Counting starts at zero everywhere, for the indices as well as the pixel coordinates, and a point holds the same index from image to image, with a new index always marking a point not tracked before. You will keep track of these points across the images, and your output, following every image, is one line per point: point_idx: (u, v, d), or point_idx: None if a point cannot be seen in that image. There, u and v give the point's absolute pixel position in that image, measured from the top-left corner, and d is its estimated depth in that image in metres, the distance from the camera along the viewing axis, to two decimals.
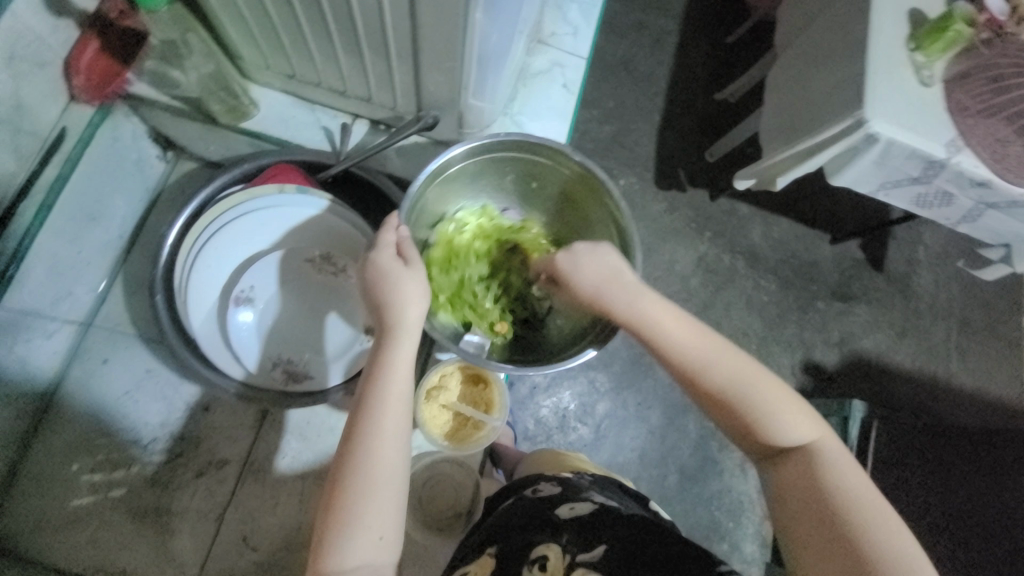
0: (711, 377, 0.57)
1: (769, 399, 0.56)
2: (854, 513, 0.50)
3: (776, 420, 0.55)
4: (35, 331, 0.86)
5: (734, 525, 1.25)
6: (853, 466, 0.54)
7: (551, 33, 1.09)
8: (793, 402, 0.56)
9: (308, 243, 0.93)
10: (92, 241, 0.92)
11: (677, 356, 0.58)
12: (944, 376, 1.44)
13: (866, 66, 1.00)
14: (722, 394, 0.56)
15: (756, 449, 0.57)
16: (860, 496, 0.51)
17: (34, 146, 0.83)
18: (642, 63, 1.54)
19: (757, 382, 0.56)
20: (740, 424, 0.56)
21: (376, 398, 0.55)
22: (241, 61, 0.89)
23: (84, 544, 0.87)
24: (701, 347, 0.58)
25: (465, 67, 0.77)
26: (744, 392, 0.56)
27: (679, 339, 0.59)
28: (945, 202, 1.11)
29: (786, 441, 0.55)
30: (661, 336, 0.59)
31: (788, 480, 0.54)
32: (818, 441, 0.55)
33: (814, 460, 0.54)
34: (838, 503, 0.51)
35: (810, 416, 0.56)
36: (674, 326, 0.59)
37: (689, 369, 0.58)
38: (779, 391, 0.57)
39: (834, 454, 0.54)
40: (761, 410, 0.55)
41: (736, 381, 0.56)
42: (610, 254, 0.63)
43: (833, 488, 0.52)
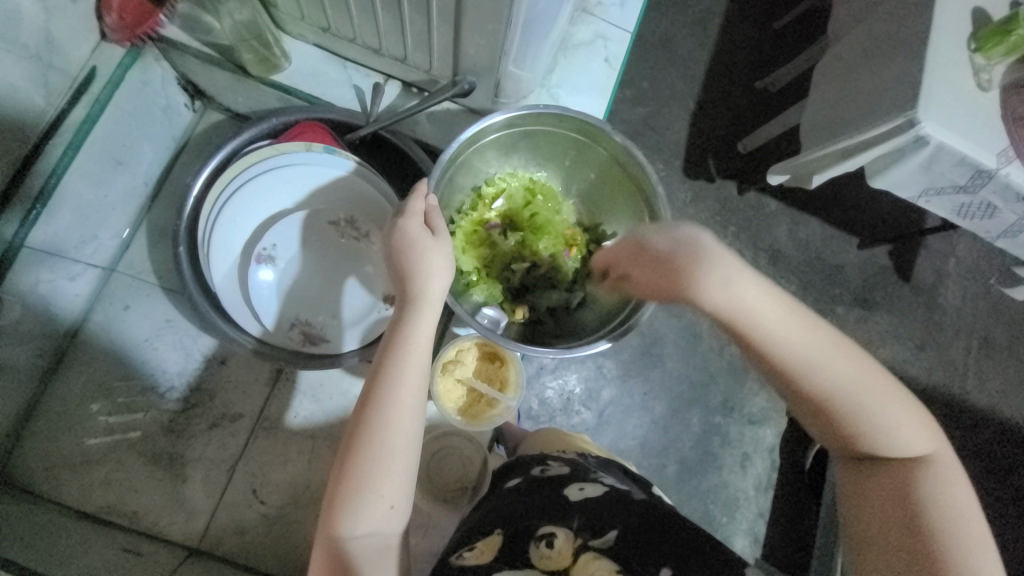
0: (832, 384, 0.51)
1: (886, 408, 0.52)
2: (957, 533, 0.48)
3: (891, 430, 0.52)
4: (60, 271, 0.86)
5: (728, 520, 1.25)
6: (960, 482, 0.52)
7: (597, 2, 1.03)
8: (909, 411, 0.53)
9: (332, 205, 0.92)
10: (117, 186, 0.92)
11: (793, 362, 0.51)
12: (959, 392, 1.41)
13: (925, 61, 0.94)
14: (837, 403, 0.52)
15: (855, 453, 0.54)
16: (966, 515, 0.50)
17: (64, 85, 0.81)
18: (682, 42, 1.46)
19: (880, 389, 0.52)
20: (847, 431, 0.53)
21: (397, 368, 0.54)
22: (276, 10, 0.86)
23: (99, 484, 0.89)
24: (831, 354, 0.51)
25: (508, 33, 0.73)
26: (863, 401, 0.52)
27: (805, 349, 0.51)
28: (988, 214, 1.06)
29: (896, 451, 0.52)
30: (782, 341, 0.51)
31: (884, 488, 0.52)
32: (931, 454, 0.53)
33: (923, 470, 0.52)
34: (943, 520, 0.49)
35: (923, 426, 0.53)
36: (796, 330, 0.51)
37: (807, 373, 0.51)
38: (898, 400, 0.53)
39: (943, 465, 0.52)
40: (878, 418, 0.52)
41: (861, 390, 0.52)
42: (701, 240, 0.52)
43: (937, 503, 0.50)
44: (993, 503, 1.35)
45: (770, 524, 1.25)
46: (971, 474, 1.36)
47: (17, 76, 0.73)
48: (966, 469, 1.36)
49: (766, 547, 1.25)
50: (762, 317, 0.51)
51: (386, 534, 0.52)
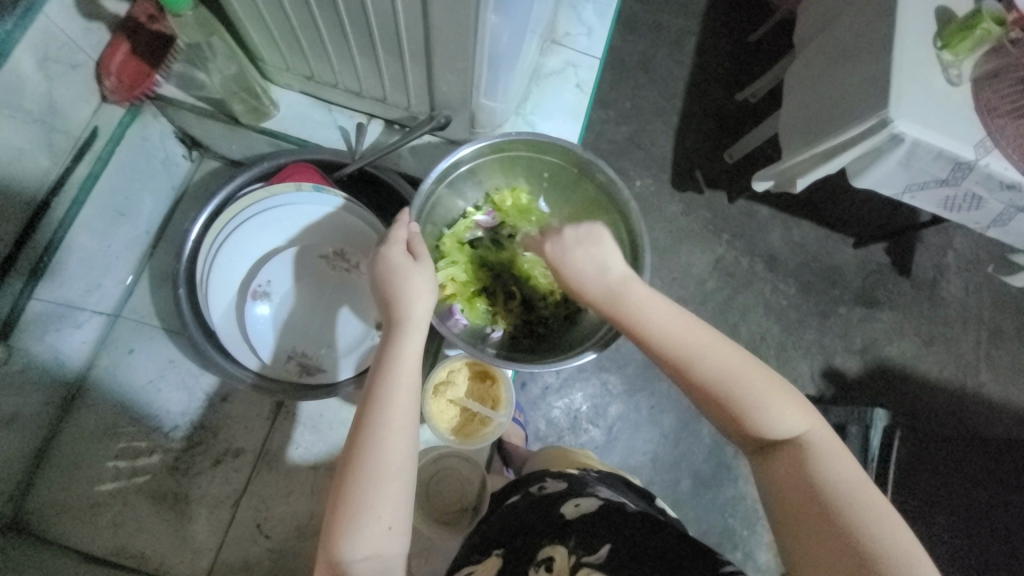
0: (696, 368, 0.55)
1: (759, 391, 0.54)
2: (845, 505, 0.48)
3: (763, 411, 0.53)
4: (67, 321, 0.90)
5: (749, 533, 1.23)
6: (845, 459, 0.51)
7: (565, 33, 1.09)
8: (782, 391, 0.54)
9: (324, 240, 0.96)
10: (121, 236, 0.97)
11: (669, 346, 0.57)
12: (973, 385, 1.39)
13: (891, 63, 0.97)
14: (714, 383, 0.55)
15: (746, 440, 0.55)
16: (856, 490, 0.49)
17: (67, 144, 0.86)
18: (660, 62, 1.52)
19: (746, 371, 0.55)
20: (731, 418, 0.54)
21: (385, 388, 0.56)
22: (263, 63, 0.92)
23: (106, 528, 0.90)
24: (693, 339, 0.57)
25: (476, 68, 0.78)
26: (731, 380, 0.54)
27: (674, 334, 0.57)
28: (974, 204, 1.08)
29: (776, 432, 0.53)
30: (650, 327, 0.58)
31: (776, 469, 0.52)
32: (810, 432, 0.53)
33: (805, 449, 0.52)
34: (829, 494, 0.49)
35: (801, 405, 0.54)
36: (662, 318, 0.59)
37: (675, 356, 0.56)
38: (768, 383, 0.55)
39: (824, 444, 0.52)
40: (753, 398, 0.54)
41: (728, 373, 0.55)
42: (601, 249, 0.64)
43: (823, 478, 0.50)
44: None
45: None
46: None
47: (22, 140, 0.78)
48: None
49: None
50: (635, 308, 0.60)
51: (388, 557, 0.52)
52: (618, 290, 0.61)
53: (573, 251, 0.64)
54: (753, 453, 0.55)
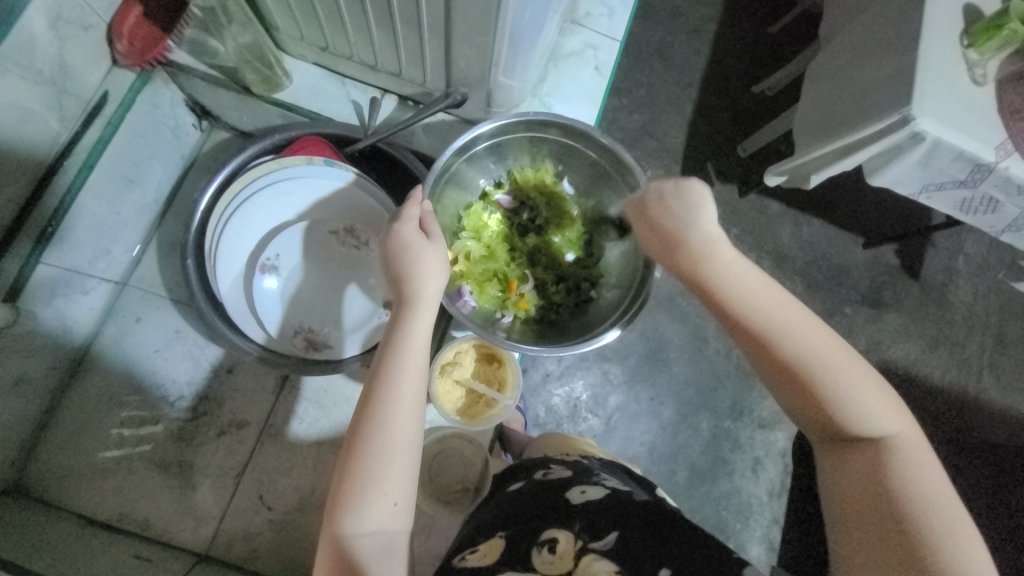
0: (786, 350, 0.54)
1: (855, 383, 0.52)
2: (921, 514, 0.47)
3: (853, 401, 0.52)
4: (75, 288, 0.90)
5: (741, 526, 1.24)
6: (934, 468, 0.50)
7: (586, 13, 1.06)
8: (875, 387, 0.53)
9: (333, 215, 0.95)
10: (129, 204, 0.96)
11: (760, 324, 0.55)
12: (974, 391, 1.39)
13: (917, 59, 0.95)
14: (804, 367, 0.53)
15: (821, 430, 0.54)
16: (937, 501, 0.48)
17: (77, 108, 0.85)
18: (678, 50, 1.49)
19: (840, 359, 0.53)
20: (815, 404, 0.53)
21: (395, 365, 0.56)
22: (277, 32, 0.90)
23: (111, 493, 0.91)
24: (791, 321, 0.55)
25: (496, 44, 0.76)
26: (823, 367, 0.53)
27: (771, 314, 0.55)
28: (990, 208, 1.06)
29: (865, 427, 0.52)
30: (740, 300, 0.57)
31: (851, 464, 0.52)
32: (900, 434, 0.52)
33: (889, 448, 0.51)
34: (906, 499, 0.48)
35: (894, 404, 0.53)
36: (768, 297, 0.56)
37: (767, 335, 0.55)
38: (865, 377, 0.53)
39: (911, 447, 0.51)
40: (846, 389, 0.52)
41: (821, 360, 0.53)
42: (695, 207, 0.62)
43: (904, 482, 0.49)
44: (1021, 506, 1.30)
45: (785, 531, 1.23)
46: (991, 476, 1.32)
47: (32, 101, 0.77)
48: (990, 472, 1.32)
49: (782, 554, 1.23)
50: (725, 282, 0.58)
51: (391, 532, 0.53)
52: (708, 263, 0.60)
53: (665, 212, 0.63)
54: (825, 444, 0.55)
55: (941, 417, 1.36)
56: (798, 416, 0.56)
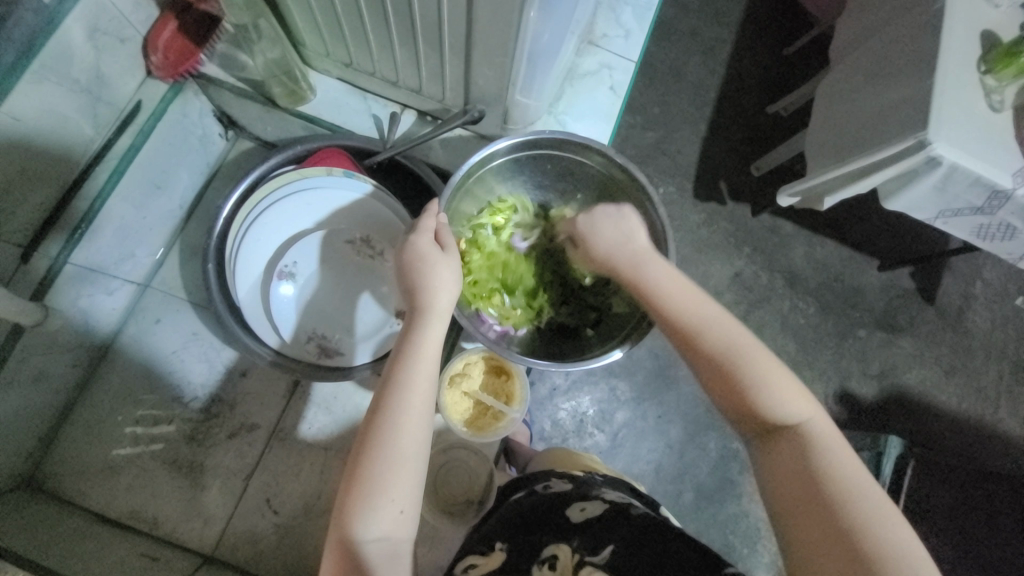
0: (704, 341, 0.57)
1: (766, 369, 0.55)
2: (843, 496, 0.48)
3: (768, 393, 0.53)
4: (98, 287, 0.93)
5: (749, 551, 1.21)
6: (845, 449, 0.51)
7: (603, 34, 1.09)
8: (788, 378, 0.54)
9: (351, 225, 0.97)
10: (156, 209, 0.99)
11: (681, 316, 0.59)
12: (991, 421, 1.35)
13: (932, 85, 0.95)
14: (714, 359, 0.56)
15: (748, 425, 0.55)
16: (854, 479, 0.49)
17: (111, 116, 0.90)
18: (692, 71, 1.51)
19: (750, 351, 0.56)
20: (733, 398, 0.55)
21: (405, 373, 0.57)
22: (304, 47, 0.94)
23: (121, 491, 0.92)
24: (700, 312, 0.59)
25: (515, 64, 0.78)
26: (742, 357, 0.55)
27: (684, 306, 0.60)
28: (1008, 235, 1.05)
29: (777, 415, 0.53)
30: (664, 296, 0.61)
31: (781, 453, 0.52)
32: (812, 420, 0.53)
33: (803, 436, 0.52)
34: (828, 485, 0.49)
35: (806, 395, 0.54)
36: (679, 291, 0.61)
37: (685, 329, 0.58)
38: (775, 365, 0.55)
39: (823, 433, 0.52)
40: (756, 378, 0.54)
41: (730, 349, 0.56)
42: (627, 220, 0.69)
43: (822, 466, 0.50)
44: None
45: None
46: None
47: (70, 108, 0.82)
48: None
49: None
50: (652, 282, 0.63)
51: (396, 540, 0.53)
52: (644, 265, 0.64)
53: (601, 225, 0.69)
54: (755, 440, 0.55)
55: (957, 445, 1.33)
56: (726, 416, 0.58)
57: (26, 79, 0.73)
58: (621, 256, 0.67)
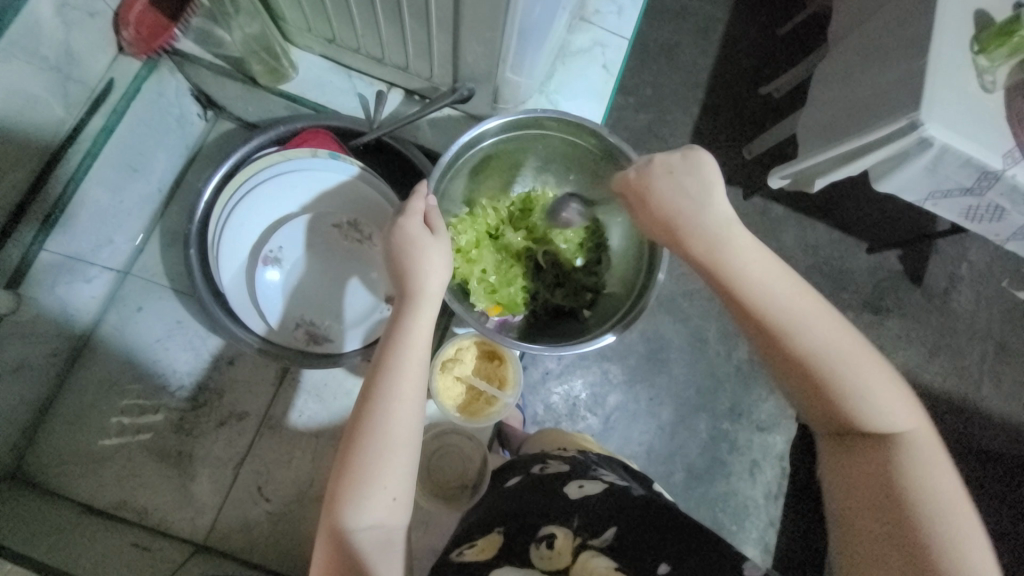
0: (802, 339, 0.54)
1: (864, 374, 0.53)
2: (928, 505, 0.47)
3: (867, 398, 0.53)
4: (77, 275, 0.90)
5: (738, 529, 1.24)
6: (942, 464, 0.50)
7: (595, 10, 1.05)
8: (889, 385, 0.53)
9: (337, 208, 0.95)
10: (133, 193, 0.95)
11: (773, 310, 0.55)
12: (973, 399, 1.38)
13: (927, 63, 0.94)
14: (811, 356, 0.54)
15: (836, 424, 0.54)
16: (942, 493, 0.48)
17: (83, 95, 0.85)
18: (685, 50, 1.48)
19: (855, 355, 0.53)
20: (826, 396, 0.54)
21: (397, 360, 0.56)
22: (284, 22, 0.90)
23: (108, 481, 0.91)
24: (804, 307, 0.55)
25: (505, 40, 0.76)
26: (845, 360, 0.53)
27: (785, 298, 0.55)
28: (996, 216, 1.05)
29: (873, 421, 0.52)
30: (751, 284, 0.56)
31: (863, 457, 0.52)
32: (913, 431, 0.52)
33: (900, 445, 0.51)
34: (916, 496, 0.48)
35: (907, 404, 0.53)
36: (776, 280, 0.56)
37: (781, 324, 0.55)
38: (875, 369, 0.54)
39: (924, 445, 0.51)
40: (854, 382, 0.53)
41: (834, 350, 0.53)
42: (697, 177, 0.60)
43: (911, 474, 0.49)
44: (1012, 510, 1.31)
45: (781, 535, 1.23)
46: (985, 482, 1.32)
47: (38, 87, 0.77)
48: (987, 478, 1.33)
49: (777, 557, 1.23)
50: (736, 267, 0.57)
51: (390, 527, 0.53)
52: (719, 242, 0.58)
53: (669, 184, 0.61)
54: (840, 441, 0.54)
55: (941, 423, 1.36)
56: (812, 413, 0.57)
57: None
58: (694, 225, 0.59)
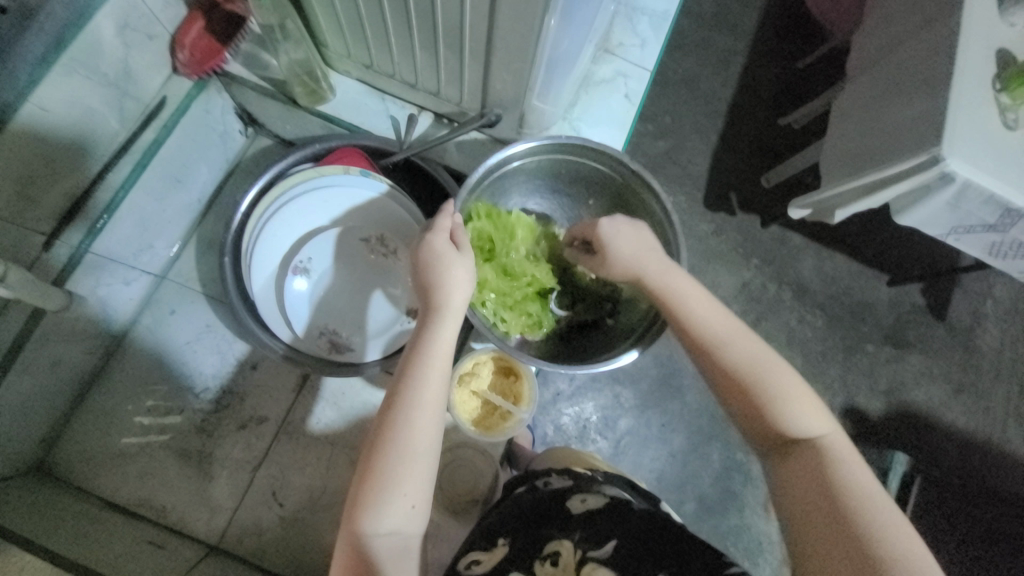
0: (724, 353, 0.60)
1: (785, 385, 0.57)
2: (858, 506, 0.48)
3: (785, 406, 0.56)
4: (117, 277, 0.95)
5: (750, 564, 1.20)
6: (862, 466, 0.52)
7: (619, 43, 1.10)
8: (803, 393, 0.57)
9: (366, 224, 0.99)
10: (175, 202, 1.01)
11: (698, 328, 0.62)
12: (999, 441, 1.34)
13: (946, 101, 0.95)
14: (733, 369, 0.58)
15: (765, 437, 0.57)
16: (871, 494, 0.49)
17: (137, 110, 0.93)
18: (705, 81, 1.52)
19: (768, 364, 0.58)
20: (751, 407, 0.57)
21: (419, 370, 0.58)
22: (325, 48, 0.96)
23: (131, 478, 0.94)
24: (720, 322, 0.62)
25: (533, 69, 0.79)
26: (760, 371, 0.57)
27: (701, 315, 0.63)
28: (1021, 253, 1.04)
29: (795, 429, 0.55)
30: (688, 309, 0.63)
31: (796, 466, 0.53)
32: (830, 436, 0.55)
33: (823, 449, 0.53)
34: (845, 497, 0.49)
35: (821, 410, 0.56)
36: (698, 300, 0.64)
37: (704, 341, 0.61)
38: (796, 382, 0.57)
39: (842, 450, 0.53)
40: (773, 391, 0.56)
41: (749, 360, 0.58)
42: (644, 232, 0.71)
43: (842, 480, 0.51)
44: None
45: None
46: None
47: (98, 101, 0.84)
48: None
49: None
50: (671, 288, 0.65)
51: (407, 536, 0.54)
52: (662, 275, 0.67)
53: (625, 232, 0.71)
54: (771, 453, 0.56)
55: (964, 465, 1.31)
56: (743, 428, 0.59)
57: (56, 70, 0.75)
58: (642, 262, 0.68)
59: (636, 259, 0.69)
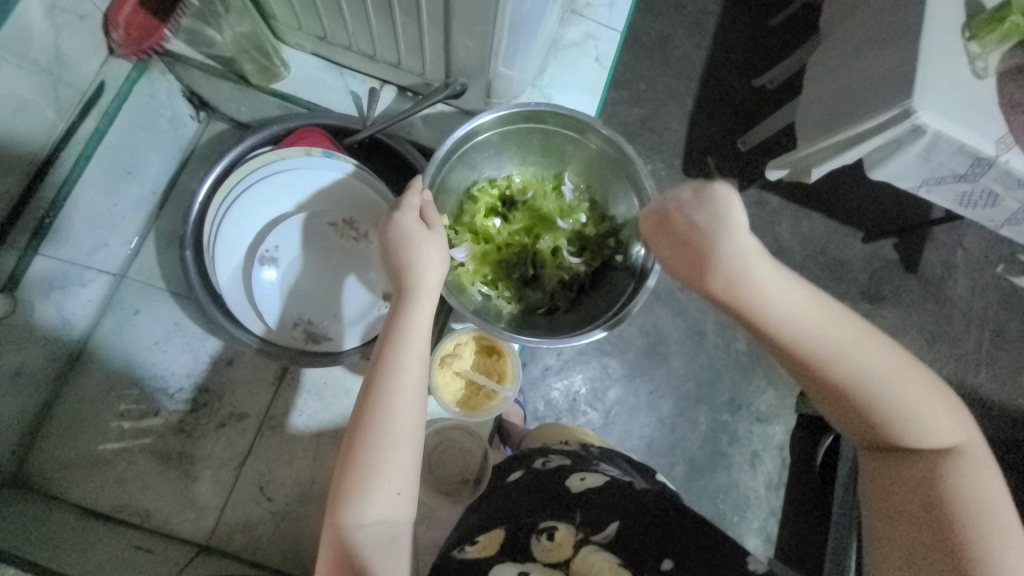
0: (836, 367, 0.52)
1: (907, 392, 0.51)
2: (977, 520, 0.48)
3: (914, 416, 0.51)
4: (73, 280, 0.90)
5: (739, 519, 1.25)
6: (987, 471, 0.51)
7: (587, 3, 1.05)
8: (931, 399, 0.52)
9: (333, 207, 0.95)
10: (128, 195, 0.95)
11: (803, 346, 0.52)
12: (971, 385, 1.39)
13: (917, 52, 0.94)
14: (845, 382, 0.52)
15: (871, 440, 0.54)
16: (995, 508, 0.49)
17: (73, 98, 0.85)
18: (678, 44, 1.48)
19: (897, 373, 0.52)
20: (865, 420, 0.53)
21: (396, 356, 0.56)
22: (275, 21, 0.89)
23: (110, 485, 0.91)
24: (833, 334, 0.52)
25: (497, 33, 0.75)
26: (880, 384, 0.51)
27: (806, 325, 0.52)
28: (989, 202, 1.06)
29: (921, 439, 0.51)
30: (795, 328, 0.53)
31: (902, 476, 0.52)
32: (959, 442, 0.52)
33: (950, 459, 0.51)
34: (961, 509, 0.48)
35: (952, 414, 0.52)
36: (809, 308, 0.53)
37: (821, 358, 0.52)
38: (916, 384, 0.52)
39: (974, 456, 0.51)
40: (896, 402, 0.51)
41: (867, 373, 0.51)
42: (732, 222, 0.56)
43: (958, 491, 0.49)
44: None
45: (782, 524, 1.24)
46: None
47: (30, 91, 0.77)
48: None
49: (779, 546, 1.24)
50: (764, 305, 0.53)
51: (395, 522, 0.53)
52: (743, 288, 0.54)
53: (700, 228, 0.57)
54: (872, 452, 0.54)
55: None
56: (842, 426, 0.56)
57: None
58: (726, 268, 0.55)
59: (720, 264, 0.56)
